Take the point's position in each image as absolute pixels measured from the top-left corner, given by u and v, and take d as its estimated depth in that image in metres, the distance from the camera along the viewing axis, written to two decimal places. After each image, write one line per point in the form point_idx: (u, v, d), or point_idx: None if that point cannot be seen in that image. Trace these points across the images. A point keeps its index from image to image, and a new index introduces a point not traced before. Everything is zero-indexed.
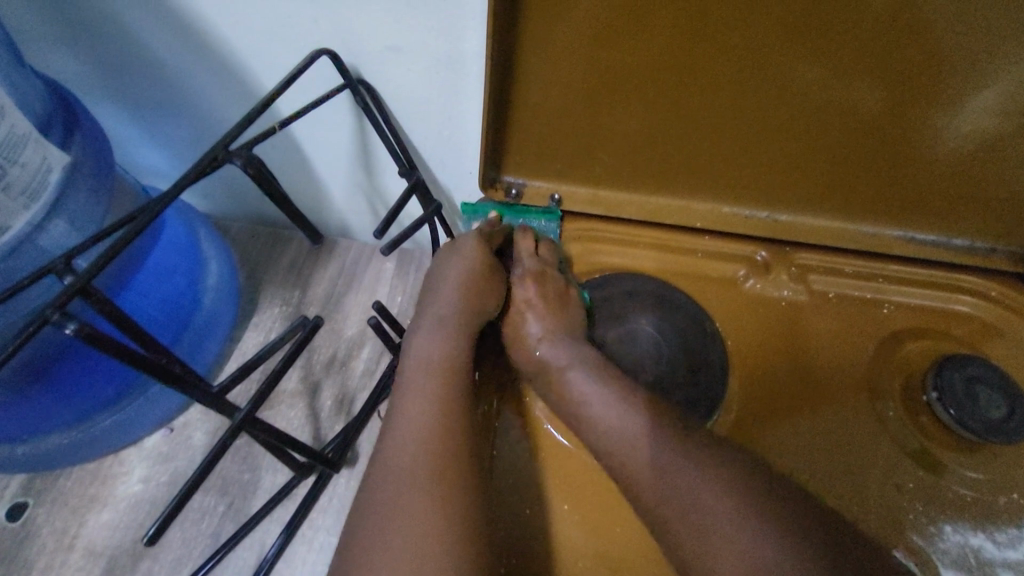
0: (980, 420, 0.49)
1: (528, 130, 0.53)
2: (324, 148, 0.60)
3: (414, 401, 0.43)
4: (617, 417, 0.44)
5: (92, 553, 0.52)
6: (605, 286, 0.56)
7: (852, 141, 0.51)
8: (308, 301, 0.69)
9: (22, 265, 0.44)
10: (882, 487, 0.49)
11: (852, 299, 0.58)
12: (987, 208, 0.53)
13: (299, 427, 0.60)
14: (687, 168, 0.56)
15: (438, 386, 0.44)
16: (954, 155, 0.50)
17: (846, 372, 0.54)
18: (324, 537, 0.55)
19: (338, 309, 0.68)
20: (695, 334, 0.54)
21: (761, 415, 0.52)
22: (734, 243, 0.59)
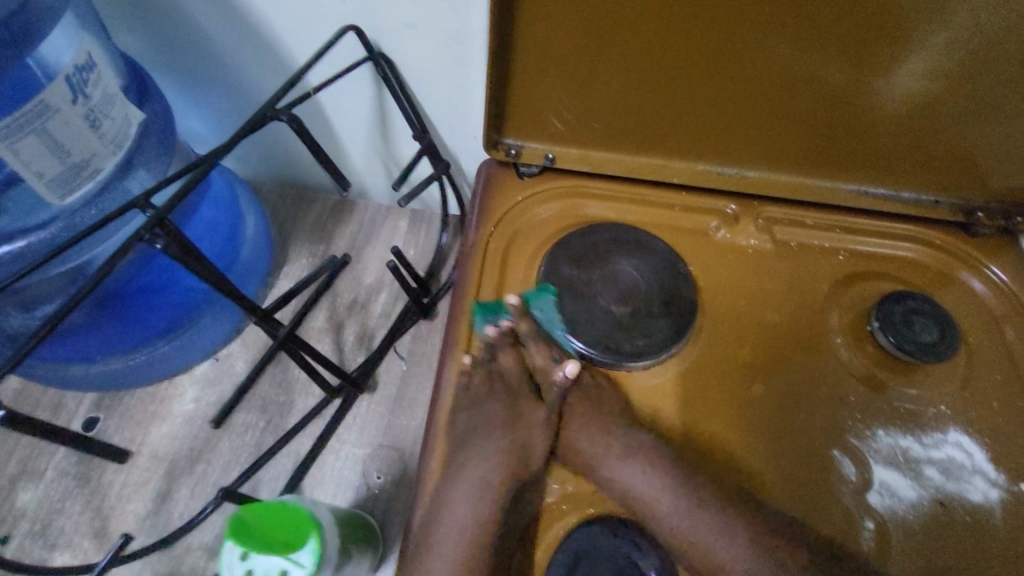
0: (915, 343, 0.57)
1: (525, 97, 0.61)
2: (347, 115, 0.69)
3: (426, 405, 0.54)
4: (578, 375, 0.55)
5: (155, 457, 0.62)
6: (591, 234, 0.63)
7: (808, 104, 0.59)
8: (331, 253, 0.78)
9: (109, 202, 0.56)
10: (828, 400, 0.57)
11: (811, 247, 0.65)
12: (928, 162, 0.61)
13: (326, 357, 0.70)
14: (666, 130, 0.64)
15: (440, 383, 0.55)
16: (896, 116, 0.58)
17: (802, 308, 0.62)
18: (349, 448, 0.64)
19: (358, 260, 0.77)
20: (669, 274, 0.61)
21: (727, 342, 0.60)
22: (708, 198, 0.67)
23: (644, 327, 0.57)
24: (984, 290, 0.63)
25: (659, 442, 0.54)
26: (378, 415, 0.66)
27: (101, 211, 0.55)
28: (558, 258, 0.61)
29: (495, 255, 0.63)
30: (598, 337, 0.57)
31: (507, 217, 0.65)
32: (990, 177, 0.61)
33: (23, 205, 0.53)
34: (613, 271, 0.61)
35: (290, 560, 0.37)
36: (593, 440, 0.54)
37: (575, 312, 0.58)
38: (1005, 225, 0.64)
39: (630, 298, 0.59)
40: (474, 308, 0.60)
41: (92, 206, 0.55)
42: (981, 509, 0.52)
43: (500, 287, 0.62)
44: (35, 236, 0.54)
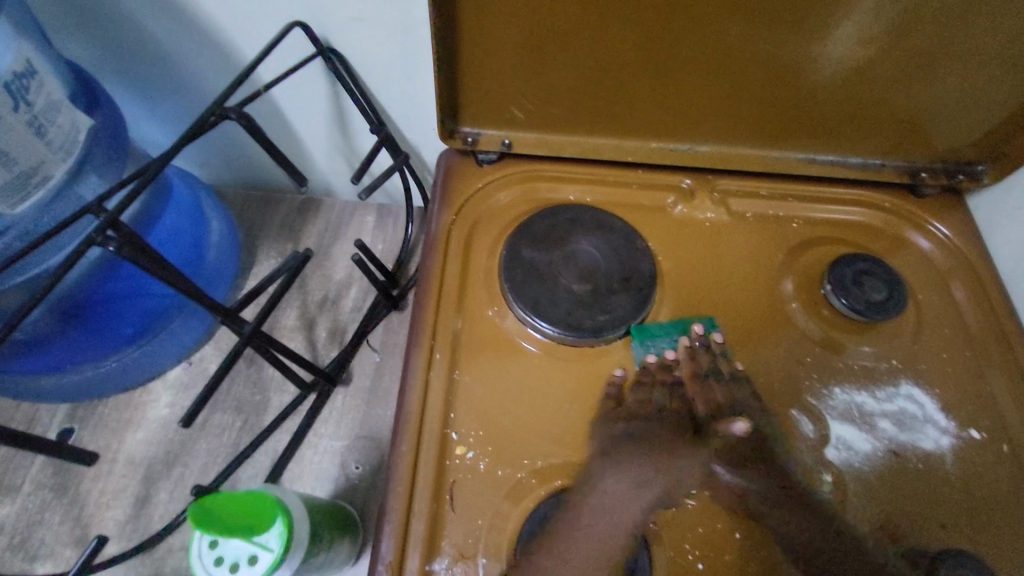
0: (865, 302, 0.59)
1: (477, 84, 0.62)
2: (303, 112, 0.69)
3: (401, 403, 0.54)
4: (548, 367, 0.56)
5: (132, 463, 0.62)
6: (550, 217, 0.64)
7: (750, 76, 0.60)
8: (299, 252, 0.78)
9: (63, 210, 0.55)
10: (785, 362, 0.59)
11: (767, 217, 0.67)
12: (871, 126, 0.64)
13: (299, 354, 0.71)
14: (618, 110, 0.65)
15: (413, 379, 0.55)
16: (836, 83, 0.59)
17: (759, 276, 0.64)
18: (327, 441, 0.65)
19: (326, 257, 0.78)
20: (628, 250, 0.62)
21: (687, 313, 0.61)
22: (664, 174, 0.69)
23: (605, 303, 0.59)
24: (929, 247, 0.66)
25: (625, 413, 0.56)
26: (353, 407, 0.67)
27: (54, 219, 0.55)
28: (520, 241, 0.62)
29: (458, 242, 0.64)
30: (561, 316, 0.58)
31: (469, 204, 0.66)
32: (930, 136, 0.64)
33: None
34: (573, 250, 0.62)
35: (257, 545, 0.37)
36: (561, 416, 0.55)
37: (538, 294, 0.59)
38: (948, 184, 0.66)
39: (591, 276, 0.60)
40: (439, 295, 0.61)
41: (44, 215, 0.54)
42: (933, 456, 0.54)
43: (464, 274, 0.63)
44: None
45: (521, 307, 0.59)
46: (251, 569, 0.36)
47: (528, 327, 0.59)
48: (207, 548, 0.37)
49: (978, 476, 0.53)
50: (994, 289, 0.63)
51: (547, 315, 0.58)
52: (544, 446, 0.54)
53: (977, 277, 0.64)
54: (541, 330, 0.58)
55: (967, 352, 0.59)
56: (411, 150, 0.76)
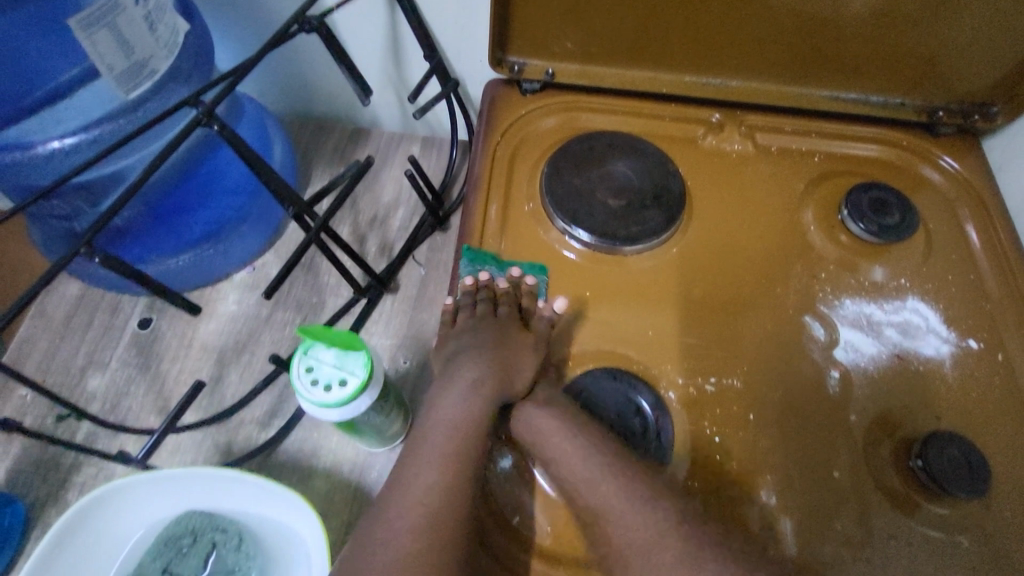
0: (880, 224, 0.64)
1: (527, 14, 0.67)
2: (362, 38, 0.74)
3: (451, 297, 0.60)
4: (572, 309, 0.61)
5: (206, 348, 0.69)
6: (589, 141, 0.70)
7: (784, 10, 0.64)
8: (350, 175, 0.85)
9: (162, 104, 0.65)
10: (803, 276, 0.64)
11: (789, 151, 0.72)
12: (894, 64, 0.68)
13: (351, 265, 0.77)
14: (655, 43, 0.69)
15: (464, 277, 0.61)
16: (867, 16, 0.63)
17: (780, 201, 0.69)
18: (377, 340, 0.72)
19: (375, 181, 0.84)
20: (660, 172, 0.68)
21: (713, 230, 0.67)
22: (695, 108, 0.74)
23: (639, 217, 0.64)
24: (941, 183, 0.70)
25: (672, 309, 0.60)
26: (401, 312, 0.74)
27: (156, 109, 0.64)
28: (560, 161, 0.68)
29: (502, 162, 0.70)
30: (598, 226, 0.64)
31: (512, 129, 0.72)
32: (951, 76, 0.68)
33: (89, 102, 0.63)
34: (609, 171, 0.68)
35: (347, 372, 0.44)
36: (595, 313, 0.61)
37: (577, 207, 0.65)
38: (964, 124, 0.71)
39: (625, 193, 0.66)
40: (486, 208, 0.67)
41: (151, 104, 0.64)
42: (934, 360, 0.59)
43: (508, 191, 0.69)
44: (102, 127, 0.62)
45: (560, 219, 0.64)
46: (342, 389, 0.43)
47: (566, 237, 0.65)
48: (303, 372, 0.43)
49: (975, 379, 0.58)
50: (1001, 220, 0.67)
51: (584, 225, 0.64)
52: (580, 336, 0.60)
53: (986, 210, 0.68)
54: (578, 239, 0.64)
55: (972, 275, 0.64)
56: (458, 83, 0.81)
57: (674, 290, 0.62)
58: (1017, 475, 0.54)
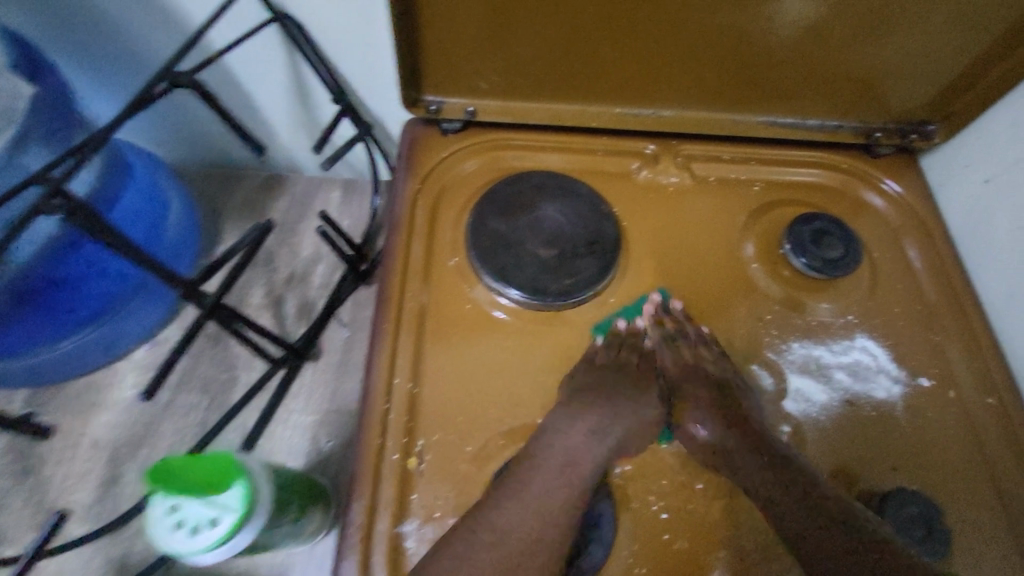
0: (823, 259, 0.61)
1: (436, 51, 0.61)
2: (261, 80, 0.67)
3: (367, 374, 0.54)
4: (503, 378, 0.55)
5: (97, 444, 0.68)
6: (515, 185, 0.64)
7: (710, 35, 0.59)
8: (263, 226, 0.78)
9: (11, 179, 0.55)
10: (747, 320, 0.60)
11: (728, 181, 0.69)
12: (829, 87, 0.64)
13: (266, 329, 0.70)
14: (578, 76, 0.64)
15: (382, 351, 0.55)
16: (797, 39, 0.59)
17: (720, 238, 0.65)
18: (296, 417, 0.65)
19: (292, 234, 0.78)
20: (593, 215, 0.63)
21: (652, 276, 0.62)
22: (628, 140, 0.69)
23: (572, 267, 0.59)
24: (883, 206, 0.68)
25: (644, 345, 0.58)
26: (322, 382, 0.68)
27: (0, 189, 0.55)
28: (485, 208, 0.62)
29: (423, 211, 0.64)
30: (528, 281, 0.58)
31: (433, 174, 0.66)
32: (885, 96, 0.65)
33: None
34: (536, 216, 0.62)
35: (219, 508, 0.37)
36: (530, 379, 0.56)
37: (504, 260, 0.59)
38: (902, 143, 0.68)
39: (558, 241, 0.61)
40: (406, 265, 0.60)
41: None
42: (886, 404, 0.56)
43: (431, 243, 0.63)
44: None
45: (488, 276, 0.59)
46: (211, 533, 0.37)
47: (498, 297, 0.59)
48: (164, 513, 0.37)
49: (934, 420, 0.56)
50: (943, 244, 0.65)
51: (516, 283, 0.58)
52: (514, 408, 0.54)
53: (929, 233, 0.66)
54: (509, 298, 0.58)
55: (919, 304, 0.62)
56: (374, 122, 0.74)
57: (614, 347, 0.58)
58: (978, 523, 0.51)
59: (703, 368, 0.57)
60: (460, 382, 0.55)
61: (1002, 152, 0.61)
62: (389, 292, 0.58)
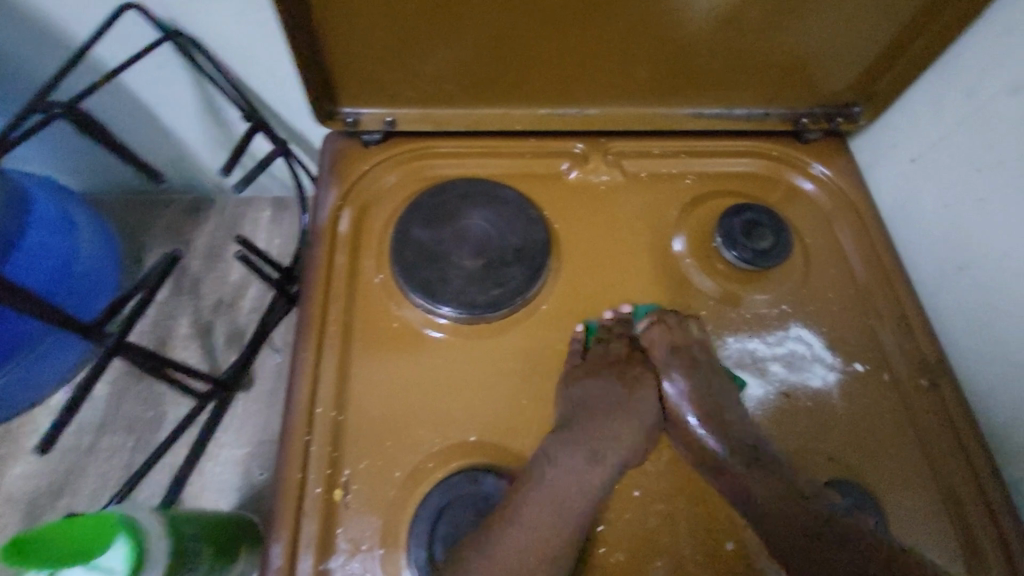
0: (754, 250, 0.60)
1: (344, 61, 0.59)
2: (169, 104, 0.67)
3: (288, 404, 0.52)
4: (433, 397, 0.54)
5: (14, 498, 0.76)
6: (439, 195, 0.63)
7: (623, 30, 0.58)
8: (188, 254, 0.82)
9: None
10: (681, 317, 0.59)
11: (660, 175, 0.68)
12: (751, 75, 0.63)
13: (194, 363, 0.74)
14: (496, 78, 0.62)
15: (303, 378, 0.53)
16: (711, 30, 0.58)
17: (653, 235, 0.64)
18: (228, 452, 0.72)
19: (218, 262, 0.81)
20: (520, 220, 0.61)
21: (585, 279, 0.61)
22: (556, 141, 0.68)
23: (498, 277, 0.58)
24: (815, 191, 0.68)
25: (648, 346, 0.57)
26: (253, 413, 0.75)
27: None
28: (409, 222, 0.61)
29: (345, 229, 0.62)
30: (454, 295, 0.57)
31: (355, 189, 0.64)
32: (808, 81, 0.64)
33: None
34: (461, 227, 0.61)
35: (102, 569, 0.37)
36: (462, 396, 0.54)
37: (428, 274, 0.58)
38: (829, 127, 0.67)
39: (485, 250, 0.59)
40: (328, 286, 0.58)
41: None
42: (821, 393, 0.56)
43: (355, 261, 0.61)
44: None
45: (416, 293, 0.57)
46: None
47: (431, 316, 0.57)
48: None
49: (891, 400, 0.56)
50: (875, 226, 0.65)
51: (446, 299, 0.56)
52: (445, 428, 0.52)
53: (860, 217, 0.66)
54: (439, 314, 0.57)
55: (852, 288, 0.62)
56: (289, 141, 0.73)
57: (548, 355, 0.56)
58: (913, 505, 0.52)
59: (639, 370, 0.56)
60: (389, 404, 0.53)
61: (924, 133, 0.62)
62: (310, 315, 0.56)
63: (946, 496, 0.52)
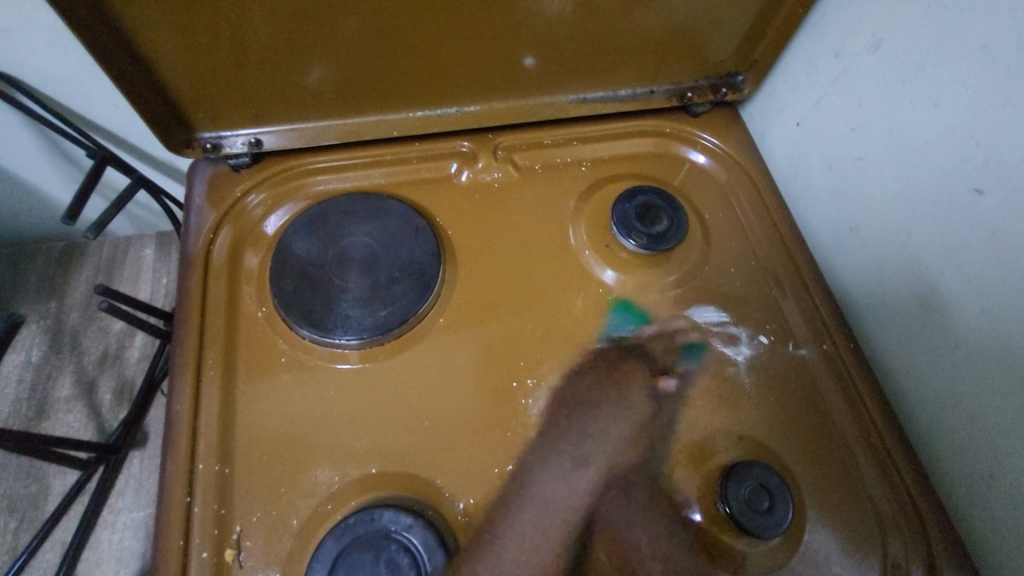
0: (649, 234, 0.59)
1: (188, 86, 0.54)
2: (9, 145, 0.70)
3: (164, 462, 0.48)
4: (328, 432, 0.51)
5: None
6: (317, 215, 0.59)
7: (480, 24, 0.55)
8: (65, 308, 0.83)
9: None
10: (585, 311, 0.58)
11: (553, 165, 0.66)
12: (626, 56, 0.61)
13: (82, 423, 0.76)
14: (361, 86, 0.59)
15: (183, 431, 0.49)
16: (573, 15, 0.56)
17: (550, 228, 0.62)
18: (125, 515, 0.73)
19: (96, 320, 0.83)
20: (405, 232, 0.59)
21: (481, 284, 0.59)
22: (441, 142, 0.66)
23: (386, 295, 0.55)
24: (709, 164, 0.67)
25: (588, 323, 0.57)
26: (151, 468, 0.76)
27: None
28: (288, 247, 0.57)
29: (221, 265, 0.58)
30: (346, 322, 0.54)
31: (231, 218, 0.61)
32: (685, 55, 0.63)
33: None
34: (344, 246, 0.58)
35: None
36: (359, 426, 0.51)
37: (312, 301, 0.55)
38: (715, 98, 0.67)
39: (371, 269, 0.56)
40: (205, 327, 0.54)
41: None
42: (729, 373, 0.55)
43: (234, 297, 0.57)
44: None
45: (306, 325, 0.54)
46: None
47: (336, 348, 0.54)
48: None
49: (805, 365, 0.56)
50: (768, 193, 0.65)
51: (348, 327, 0.54)
52: (343, 464, 0.49)
53: (754, 185, 0.65)
54: (338, 343, 0.54)
55: (752, 261, 0.61)
56: (143, 165, 0.77)
57: (448, 369, 0.54)
58: (815, 473, 0.51)
59: (545, 371, 0.54)
60: (281, 446, 0.50)
61: (804, 96, 0.61)
62: (186, 362, 0.52)
63: (844, 458, 0.52)
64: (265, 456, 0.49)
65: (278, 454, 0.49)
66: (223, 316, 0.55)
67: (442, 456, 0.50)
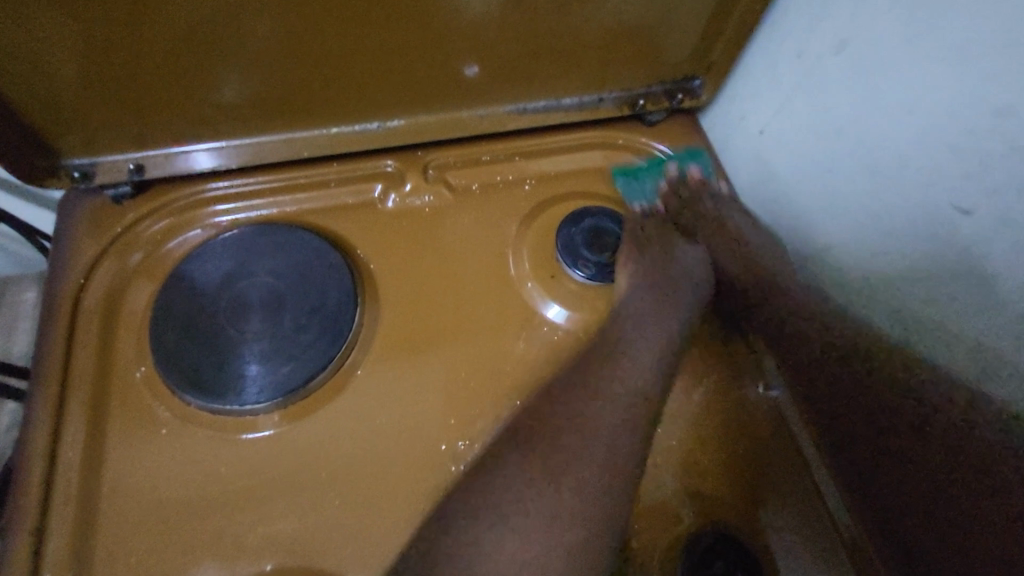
0: (596, 263, 0.53)
1: (51, 105, 0.45)
2: None
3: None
4: (214, 519, 0.42)
5: None
6: (210, 251, 0.51)
7: (404, 34, 0.48)
8: None
9: None
10: (526, 354, 0.50)
11: (492, 184, 0.58)
12: (569, 61, 0.54)
13: None
14: (267, 105, 0.51)
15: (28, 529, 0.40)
16: (504, 14, 0.48)
17: (487, 257, 0.54)
18: None
19: None
20: (317, 271, 0.50)
21: (406, 325, 0.50)
22: (362, 161, 0.57)
23: (291, 347, 0.47)
24: None
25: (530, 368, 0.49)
26: None
27: None
28: (175, 293, 0.48)
29: (92, 316, 0.49)
30: (242, 382, 0.45)
31: (108, 258, 0.51)
32: (636, 59, 0.56)
33: None
34: (244, 289, 0.49)
35: None
36: (252, 509, 0.42)
37: (201, 358, 0.46)
38: (670, 105, 0.60)
39: (275, 315, 0.48)
40: (65, 395, 0.45)
41: None
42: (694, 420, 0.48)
43: (107, 353, 0.47)
44: None
45: (194, 391, 0.45)
46: None
47: (229, 414, 0.45)
48: None
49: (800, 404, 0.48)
50: None
51: (244, 389, 0.45)
52: (231, 560, 0.41)
53: None
54: (232, 410, 0.45)
55: None
56: None
57: (363, 432, 0.46)
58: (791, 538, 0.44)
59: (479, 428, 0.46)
60: (153, 542, 0.41)
61: (767, 102, 0.55)
62: (37, 440, 0.43)
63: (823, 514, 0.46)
64: (132, 556, 0.40)
65: (149, 551, 0.40)
66: (89, 378, 0.46)
67: (352, 542, 0.42)
